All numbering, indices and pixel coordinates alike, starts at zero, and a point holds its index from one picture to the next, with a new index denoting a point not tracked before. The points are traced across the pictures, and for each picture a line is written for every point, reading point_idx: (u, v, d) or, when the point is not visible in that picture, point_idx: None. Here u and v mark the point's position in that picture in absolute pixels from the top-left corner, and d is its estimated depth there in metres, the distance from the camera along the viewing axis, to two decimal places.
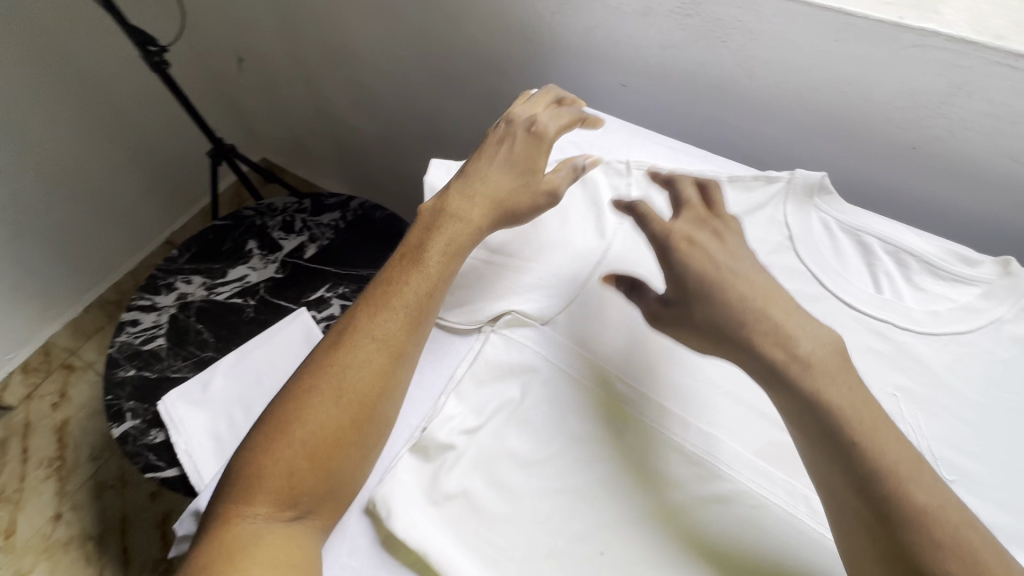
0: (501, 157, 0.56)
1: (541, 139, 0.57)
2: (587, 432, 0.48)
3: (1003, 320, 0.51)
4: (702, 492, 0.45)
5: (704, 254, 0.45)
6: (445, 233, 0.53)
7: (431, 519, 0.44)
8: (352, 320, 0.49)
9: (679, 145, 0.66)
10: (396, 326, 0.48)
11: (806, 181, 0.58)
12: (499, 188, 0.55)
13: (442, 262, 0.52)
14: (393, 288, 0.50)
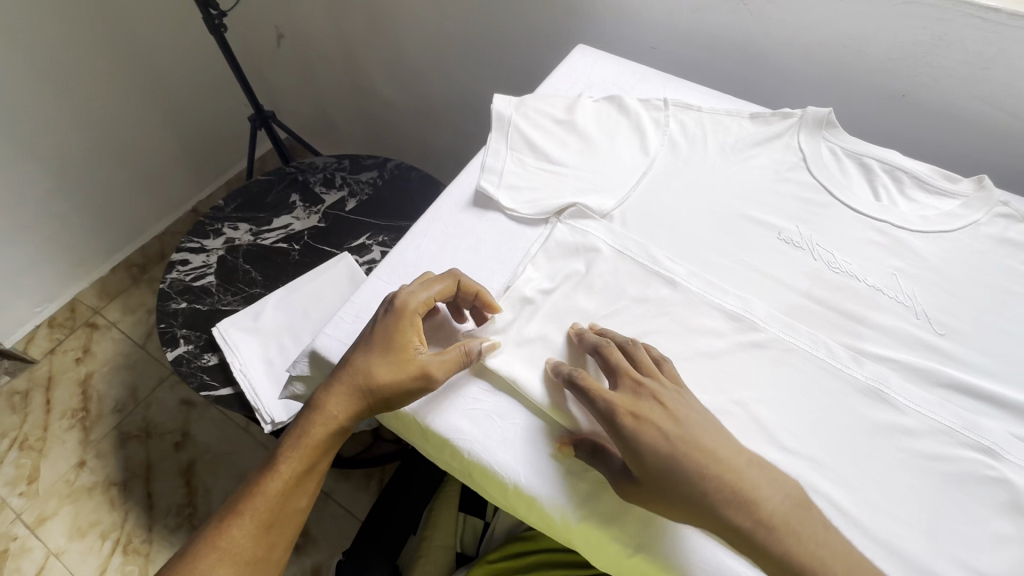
0: (364, 350, 0.52)
1: (406, 311, 0.52)
2: (643, 295, 0.57)
3: (980, 223, 0.61)
4: (740, 338, 0.54)
5: (652, 426, 0.45)
6: (302, 421, 0.52)
7: (516, 356, 0.53)
8: (214, 517, 0.53)
9: (707, 90, 0.77)
10: (238, 530, 0.50)
11: (816, 115, 0.68)
12: (355, 372, 0.51)
13: (294, 452, 0.52)
14: (252, 486, 0.52)
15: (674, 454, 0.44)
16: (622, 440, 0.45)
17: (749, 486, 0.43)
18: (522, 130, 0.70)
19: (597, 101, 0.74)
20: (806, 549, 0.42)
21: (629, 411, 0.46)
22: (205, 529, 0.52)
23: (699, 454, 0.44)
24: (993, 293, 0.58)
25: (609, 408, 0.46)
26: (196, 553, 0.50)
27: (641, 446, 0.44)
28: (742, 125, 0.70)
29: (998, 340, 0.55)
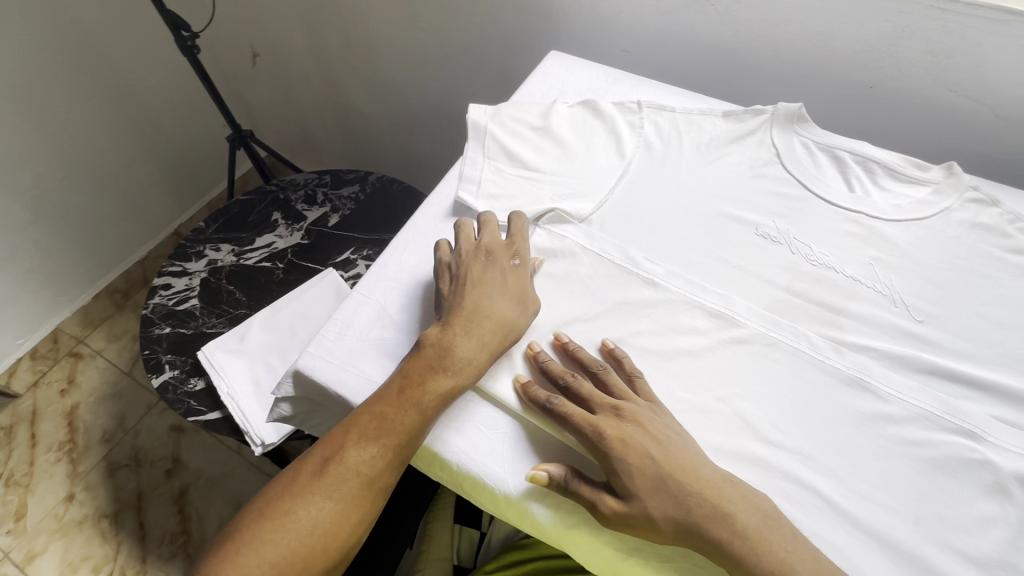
0: (497, 297, 0.54)
1: (524, 268, 0.57)
2: (625, 298, 0.57)
3: (952, 209, 0.62)
4: (723, 335, 0.55)
5: (638, 449, 0.45)
6: (451, 367, 0.50)
7: (500, 367, 0.53)
8: (341, 447, 0.48)
9: (680, 91, 0.78)
10: (385, 464, 0.48)
11: (787, 111, 0.69)
12: (500, 323, 0.53)
13: (438, 396, 0.49)
14: (392, 422, 0.48)
15: (660, 475, 0.44)
16: (610, 464, 0.45)
17: (726, 499, 0.43)
18: (498, 138, 0.70)
19: (572, 107, 0.75)
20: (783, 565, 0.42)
21: (613, 432, 0.46)
22: (342, 462, 0.47)
23: (681, 470, 0.44)
24: (968, 276, 0.58)
25: (594, 431, 0.46)
26: (339, 486, 0.47)
27: (631, 465, 0.44)
28: (715, 124, 0.71)
29: (975, 323, 0.56)
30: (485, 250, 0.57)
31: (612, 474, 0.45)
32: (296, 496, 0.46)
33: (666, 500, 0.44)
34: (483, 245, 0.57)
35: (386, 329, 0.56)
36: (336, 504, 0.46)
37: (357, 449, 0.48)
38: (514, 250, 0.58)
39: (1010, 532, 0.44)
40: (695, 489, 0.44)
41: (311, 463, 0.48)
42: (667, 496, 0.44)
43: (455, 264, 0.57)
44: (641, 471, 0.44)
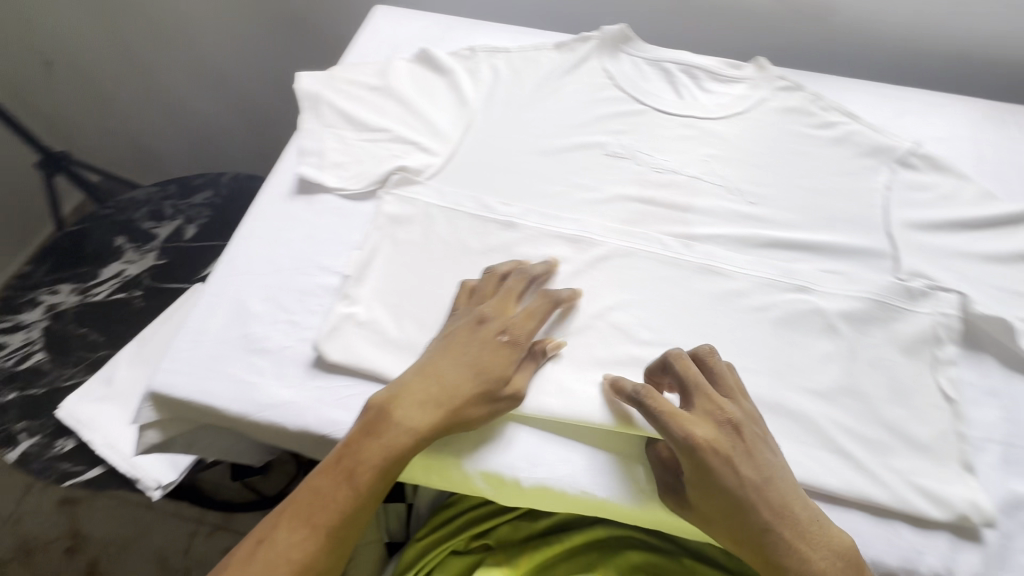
0: (461, 362, 0.47)
1: (507, 339, 0.49)
2: (487, 247, 0.58)
3: (765, 99, 0.69)
4: (587, 256, 0.57)
5: (733, 461, 0.43)
6: (386, 433, 0.45)
7: (374, 344, 0.51)
8: (271, 531, 0.43)
9: (512, 27, 0.77)
10: (315, 550, 0.42)
11: (612, 34, 0.73)
12: (453, 390, 0.46)
13: (375, 467, 0.44)
14: (324, 499, 0.43)
15: (747, 494, 0.42)
16: (703, 469, 0.43)
17: (810, 541, 0.42)
18: (334, 104, 0.67)
19: (406, 63, 0.72)
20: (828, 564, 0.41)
21: (716, 442, 0.43)
22: (268, 548, 0.42)
23: (768, 498, 0.43)
24: (787, 154, 0.65)
25: (694, 441, 0.43)
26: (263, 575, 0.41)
27: (727, 470, 0.43)
28: (549, 57, 0.73)
29: (798, 194, 0.62)
30: (479, 313, 0.50)
31: (692, 484, 0.44)
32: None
33: (737, 518, 0.43)
34: (480, 309, 0.50)
35: (249, 324, 0.52)
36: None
37: (292, 528, 0.42)
38: (522, 320, 0.50)
39: (843, 363, 0.51)
40: (765, 501, 0.43)
41: (243, 544, 0.42)
42: (742, 513, 0.43)
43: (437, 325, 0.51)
44: (727, 482, 0.42)
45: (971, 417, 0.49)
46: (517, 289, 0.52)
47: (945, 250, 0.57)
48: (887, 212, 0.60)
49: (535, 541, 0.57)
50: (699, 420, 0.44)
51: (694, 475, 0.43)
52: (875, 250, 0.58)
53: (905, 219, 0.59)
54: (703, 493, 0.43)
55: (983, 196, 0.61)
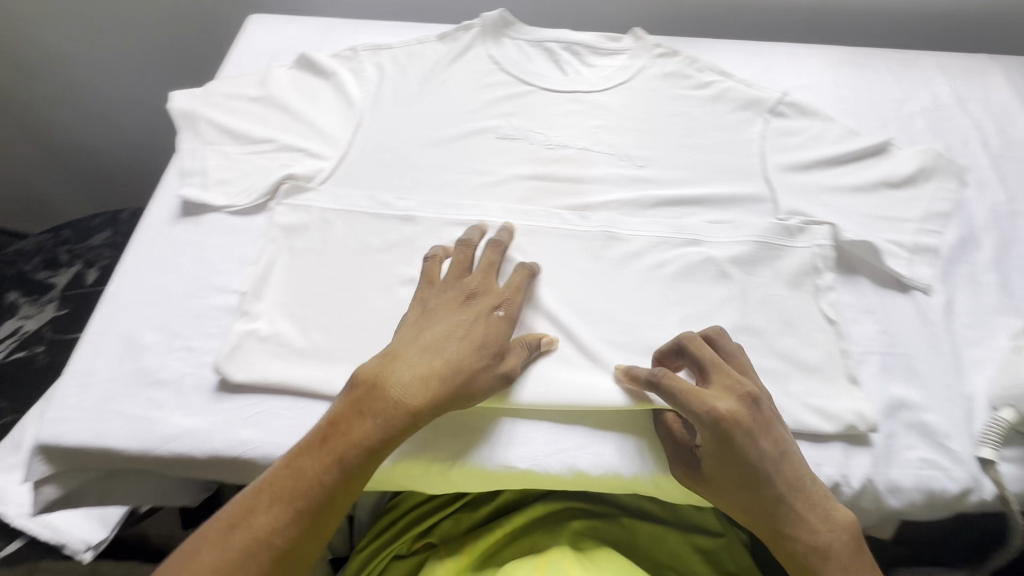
0: (459, 340, 0.47)
1: (500, 316, 0.50)
2: (389, 243, 0.57)
3: (645, 67, 0.72)
4: (488, 239, 0.58)
5: (756, 435, 0.44)
6: (383, 413, 0.44)
7: (280, 358, 0.50)
8: (250, 508, 0.42)
9: (393, 24, 0.77)
10: (299, 528, 0.42)
11: (490, 22, 0.74)
12: (452, 365, 0.46)
13: (365, 444, 0.43)
14: (308, 477, 0.42)
15: (768, 464, 0.44)
16: (728, 446, 0.43)
17: (824, 512, 0.44)
18: (213, 120, 0.64)
19: (287, 70, 0.70)
20: (833, 533, 0.43)
21: (742, 418, 0.44)
22: (248, 525, 0.41)
23: (786, 471, 0.44)
24: (669, 116, 0.68)
25: (720, 418, 0.43)
26: (241, 555, 0.40)
27: (749, 444, 0.43)
28: (433, 49, 0.73)
29: (683, 153, 0.65)
30: (468, 290, 0.51)
31: (707, 455, 0.44)
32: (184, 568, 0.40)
33: (752, 488, 0.44)
34: (470, 287, 0.51)
35: (142, 358, 0.50)
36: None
37: (265, 508, 0.42)
38: (508, 295, 0.51)
39: (737, 305, 0.54)
40: (780, 474, 0.44)
41: (214, 525, 0.41)
42: (760, 483, 0.44)
43: (425, 301, 0.51)
44: (751, 453, 0.43)
45: (852, 335, 0.54)
46: (491, 264, 0.53)
47: (817, 187, 0.62)
48: (763, 159, 0.64)
49: (477, 529, 0.57)
50: (720, 393, 0.45)
51: (715, 446, 0.44)
52: (757, 196, 0.61)
53: (779, 164, 0.64)
54: (723, 463, 0.44)
55: (846, 133, 0.66)
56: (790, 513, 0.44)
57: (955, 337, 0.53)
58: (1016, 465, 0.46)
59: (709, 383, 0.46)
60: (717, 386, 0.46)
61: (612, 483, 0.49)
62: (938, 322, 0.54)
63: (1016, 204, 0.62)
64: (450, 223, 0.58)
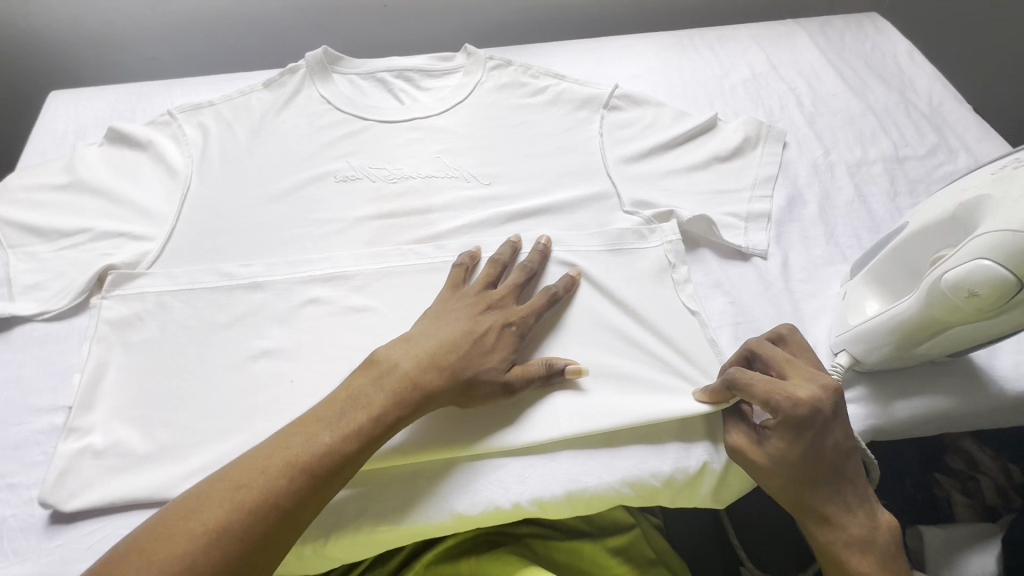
0: (476, 350, 0.46)
1: (519, 329, 0.49)
2: (235, 317, 0.53)
3: (481, 83, 0.71)
4: (341, 291, 0.55)
5: (833, 422, 0.43)
6: (399, 391, 0.43)
7: (121, 471, 0.46)
8: (250, 465, 0.38)
9: (214, 78, 0.73)
10: (297, 493, 0.38)
11: (316, 60, 0.69)
12: (460, 352, 0.45)
13: (377, 416, 0.42)
14: (316, 442, 0.40)
15: (833, 453, 0.43)
16: (806, 431, 0.42)
17: (869, 508, 0.44)
18: (14, 219, 0.58)
19: (98, 149, 0.64)
20: (875, 531, 0.44)
21: (824, 407, 0.42)
22: (246, 482, 0.37)
23: (847, 462, 0.44)
24: (513, 127, 0.68)
25: (799, 407, 0.42)
26: (233, 510, 0.36)
27: (822, 438, 0.43)
28: (261, 97, 0.68)
29: (527, 162, 0.65)
30: (489, 300, 0.49)
31: (780, 438, 0.43)
32: (175, 529, 0.35)
33: (818, 471, 0.43)
34: (491, 300, 0.50)
35: None
36: (227, 547, 0.35)
37: (273, 471, 0.38)
38: (526, 316, 0.49)
39: (601, 305, 0.53)
40: (843, 466, 0.44)
41: (218, 481, 0.38)
42: (825, 467, 0.43)
43: (445, 306, 0.49)
44: (823, 441, 0.43)
45: (706, 312, 0.56)
46: (517, 280, 0.52)
47: (655, 173, 0.64)
48: (604, 155, 0.65)
49: None
50: (799, 380, 0.44)
51: (792, 430, 0.42)
52: (602, 192, 0.62)
53: (620, 156, 0.65)
54: (795, 448, 0.43)
55: (678, 116, 0.68)
56: (838, 503, 0.44)
57: (794, 295, 0.57)
58: (859, 405, 0.50)
59: (783, 372, 0.45)
60: (800, 373, 0.45)
61: (494, 518, 0.46)
62: (777, 283, 0.57)
63: (833, 156, 0.67)
64: (299, 282, 0.55)
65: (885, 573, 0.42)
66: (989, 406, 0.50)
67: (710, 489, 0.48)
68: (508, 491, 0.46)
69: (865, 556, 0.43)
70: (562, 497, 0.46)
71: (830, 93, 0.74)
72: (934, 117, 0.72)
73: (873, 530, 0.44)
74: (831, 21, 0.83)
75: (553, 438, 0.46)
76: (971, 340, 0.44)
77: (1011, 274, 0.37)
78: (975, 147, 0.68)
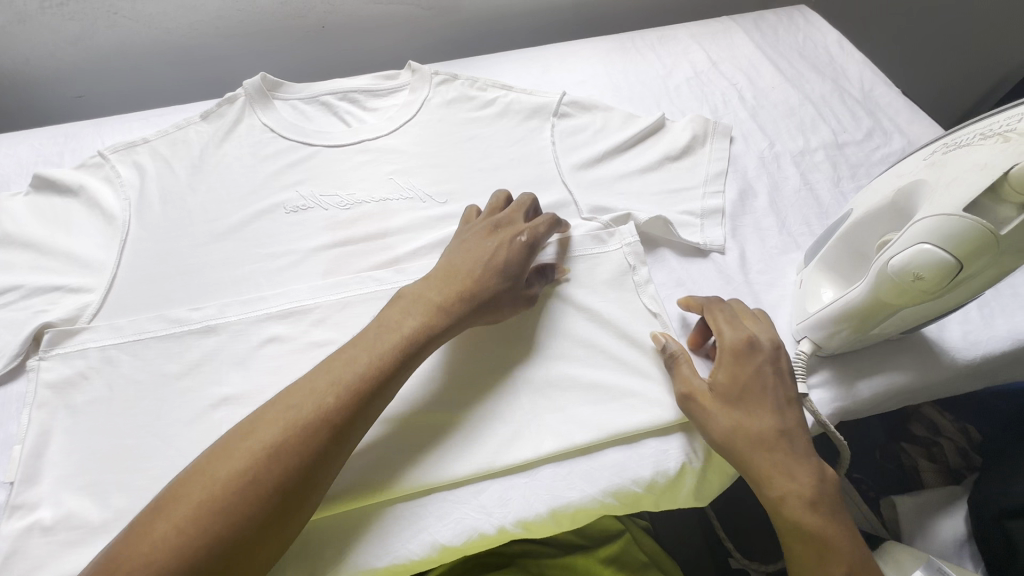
0: (486, 270, 0.49)
1: (528, 244, 0.51)
2: (188, 365, 0.50)
3: (429, 98, 0.70)
4: (301, 327, 0.53)
5: (767, 365, 0.47)
6: (427, 315, 0.46)
7: (75, 545, 0.43)
8: (291, 394, 0.40)
9: (146, 114, 0.70)
10: (343, 410, 0.40)
11: (256, 87, 0.66)
12: (472, 275, 0.48)
13: (408, 340, 0.44)
14: (356, 364, 0.42)
15: (771, 395, 0.46)
16: (744, 363, 0.47)
17: (818, 469, 0.45)
18: None
19: (24, 198, 0.60)
20: (825, 494, 0.44)
21: (761, 346, 0.48)
22: (290, 407, 0.40)
23: (788, 412, 0.46)
24: (464, 141, 0.67)
25: (738, 340, 0.48)
26: (281, 433, 0.38)
27: (759, 376, 0.47)
28: (198, 129, 0.65)
29: (481, 176, 0.65)
30: (495, 224, 0.52)
31: (720, 370, 0.47)
32: (234, 449, 0.38)
33: (758, 409, 0.46)
34: (498, 222, 0.52)
35: None
36: (279, 463, 0.37)
37: (320, 391, 0.40)
38: (534, 227, 0.52)
39: (571, 313, 0.53)
40: (785, 415, 0.46)
41: (269, 409, 0.40)
42: (762, 406, 0.46)
43: (461, 237, 0.52)
44: (757, 381, 0.47)
45: (670, 312, 0.56)
46: (524, 204, 0.54)
47: (610, 178, 0.65)
48: (558, 163, 0.65)
49: None
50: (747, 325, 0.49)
51: (728, 360, 0.47)
52: (559, 201, 0.62)
53: (573, 163, 0.65)
54: (730, 378, 0.47)
55: (626, 118, 0.69)
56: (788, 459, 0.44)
57: (753, 287, 0.58)
58: (824, 389, 0.51)
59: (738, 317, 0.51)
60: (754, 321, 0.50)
61: (480, 544, 0.45)
62: (736, 276, 0.58)
63: (777, 147, 0.69)
64: (255, 321, 0.53)
65: (836, 531, 0.43)
66: (943, 376, 0.53)
67: (691, 489, 0.48)
68: (491, 516, 0.45)
69: (818, 517, 0.43)
70: (546, 515, 0.45)
71: (769, 86, 0.76)
72: (867, 102, 0.75)
73: (823, 492, 0.44)
74: (764, 14, 0.86)
75: (532, 458, 0.46)
76: (919, 317, 0.45)
77: (950, 257, 0.38)
78: (907, 129, 0.72)
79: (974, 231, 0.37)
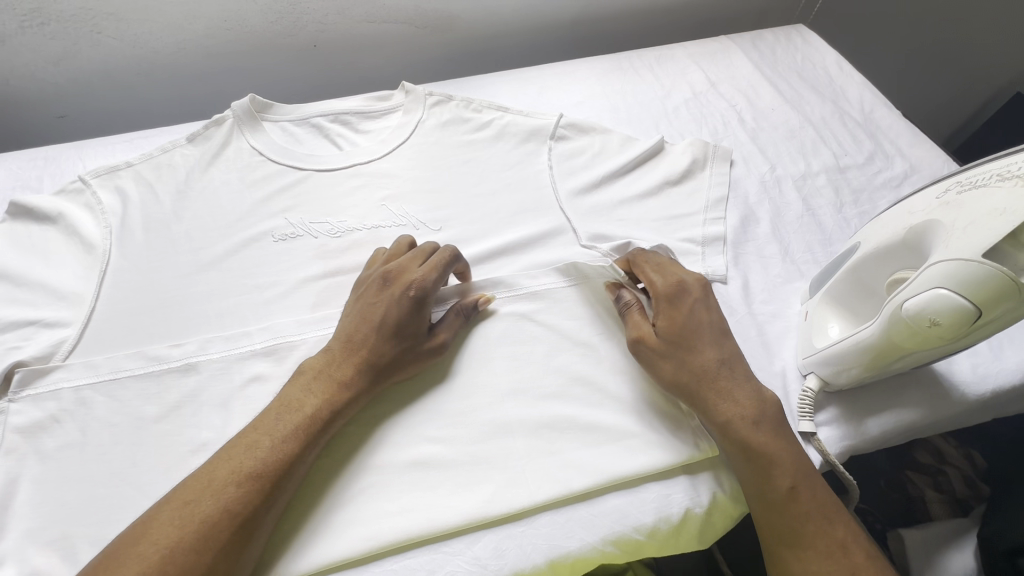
0: (378, 330, 0.46)
1: (417, 297, 0.48)
2: (167, 406, 0.48)
3: (422, 120, 0.68)
4: (286, 366, 0.51)
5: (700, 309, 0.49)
6: (324, 391, 0.44)
7: None
8: (187, 488, 0.38)
9: (130, 136, 0.68)
10: (240, 505, 0.38)
11: (244, 109, 0.64)
12: (367, 338, 0.46)
13: (305, 419, 0.42)
14: (252, 451, 0.40)
15: (710, 340, 0.48)
16: (677, 306, 0.49)
17: (802, 465, 0.44)
18: None
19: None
20: (818, 499, 0.43)
21: (689, 288, 0.50)
22: (186, 503, 0.37)
23: (733, 362, 0.47)
24: (459, 165, 0.65)
25: (669, 285, 0.50)
26: (176, 533, 0.36)
27: (695, 320, 0.48)
28: (184, 153, 0.63)
29: (475, 202, 0.63)
30: (384, 276, 0.49)
31: (659, 317, 0.49)
32: (134, 546, 0.36)
33: (709, 350, 0.47)
34: (387, 273, 0.49)
35: None
36: (176, 565, 0.35)
37: (218, 485, 0.38)
38: (425, 275, 0.49)
39: (571, 351, 0.52)
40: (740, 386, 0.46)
41: (166, 504, 0.38)
42: (711, 345, 0.47)
43: (357, 294, 0.50)
44: (695, 323, 0.48)
45: None
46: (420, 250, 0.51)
47: (608, 204, 0.63)
48: (555, 188, 0.64)
49: None
50: (674, 270, 0.52)
51: (664, 306, 0.49)
52: (555, 228, 0.61)
53: (570, 188, 0.64)
54: (671, 322, 0.48)
55: (625, 141, 0.68)
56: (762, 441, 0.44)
57: (757, 318, 0.56)
58: (832, 427, 0.49)
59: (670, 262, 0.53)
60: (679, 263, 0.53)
61: None
62: (739, 307, 0.56)
63: (778, 171, 0.68)
64: (238, 359, 0.51)
65: (821, 531, 0.42)
66: (953, 412, 0.51)
67: (698, 531, 0.46)
68: (486, 569, 0.42)
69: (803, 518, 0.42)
70: (544, 566, 0.43)
71: (769, 107, 0.75)
72: (868, 125, 0.74)
73: (813, 497, 0.43)
74: (762, 34, 0.85)
75: (527, 506, 0.44)
76: (931, 355, 0.44)
77: (968, 303, 0.37)
78: (909, 152, 0.71)
79: (994, 278, 0.36)
